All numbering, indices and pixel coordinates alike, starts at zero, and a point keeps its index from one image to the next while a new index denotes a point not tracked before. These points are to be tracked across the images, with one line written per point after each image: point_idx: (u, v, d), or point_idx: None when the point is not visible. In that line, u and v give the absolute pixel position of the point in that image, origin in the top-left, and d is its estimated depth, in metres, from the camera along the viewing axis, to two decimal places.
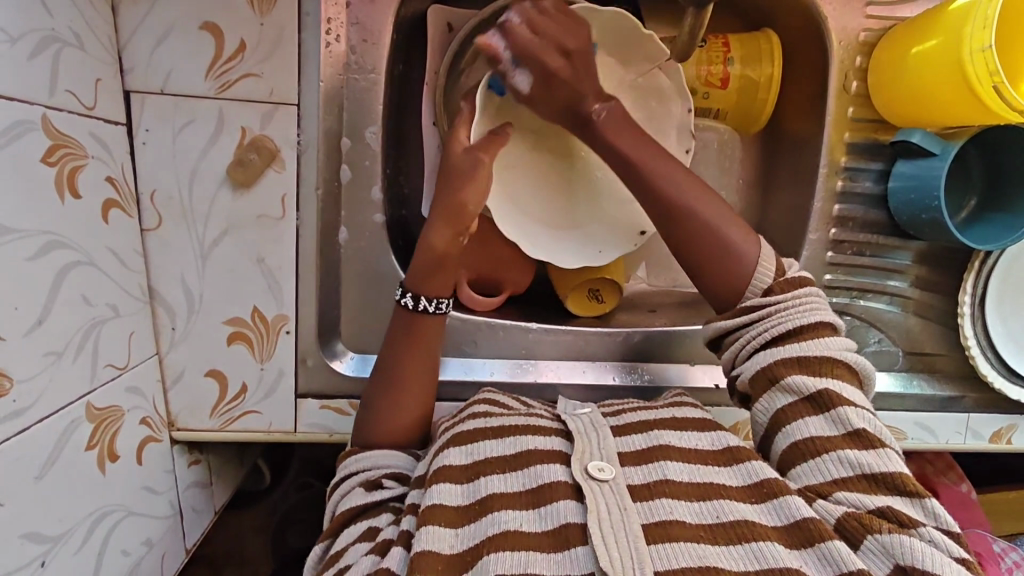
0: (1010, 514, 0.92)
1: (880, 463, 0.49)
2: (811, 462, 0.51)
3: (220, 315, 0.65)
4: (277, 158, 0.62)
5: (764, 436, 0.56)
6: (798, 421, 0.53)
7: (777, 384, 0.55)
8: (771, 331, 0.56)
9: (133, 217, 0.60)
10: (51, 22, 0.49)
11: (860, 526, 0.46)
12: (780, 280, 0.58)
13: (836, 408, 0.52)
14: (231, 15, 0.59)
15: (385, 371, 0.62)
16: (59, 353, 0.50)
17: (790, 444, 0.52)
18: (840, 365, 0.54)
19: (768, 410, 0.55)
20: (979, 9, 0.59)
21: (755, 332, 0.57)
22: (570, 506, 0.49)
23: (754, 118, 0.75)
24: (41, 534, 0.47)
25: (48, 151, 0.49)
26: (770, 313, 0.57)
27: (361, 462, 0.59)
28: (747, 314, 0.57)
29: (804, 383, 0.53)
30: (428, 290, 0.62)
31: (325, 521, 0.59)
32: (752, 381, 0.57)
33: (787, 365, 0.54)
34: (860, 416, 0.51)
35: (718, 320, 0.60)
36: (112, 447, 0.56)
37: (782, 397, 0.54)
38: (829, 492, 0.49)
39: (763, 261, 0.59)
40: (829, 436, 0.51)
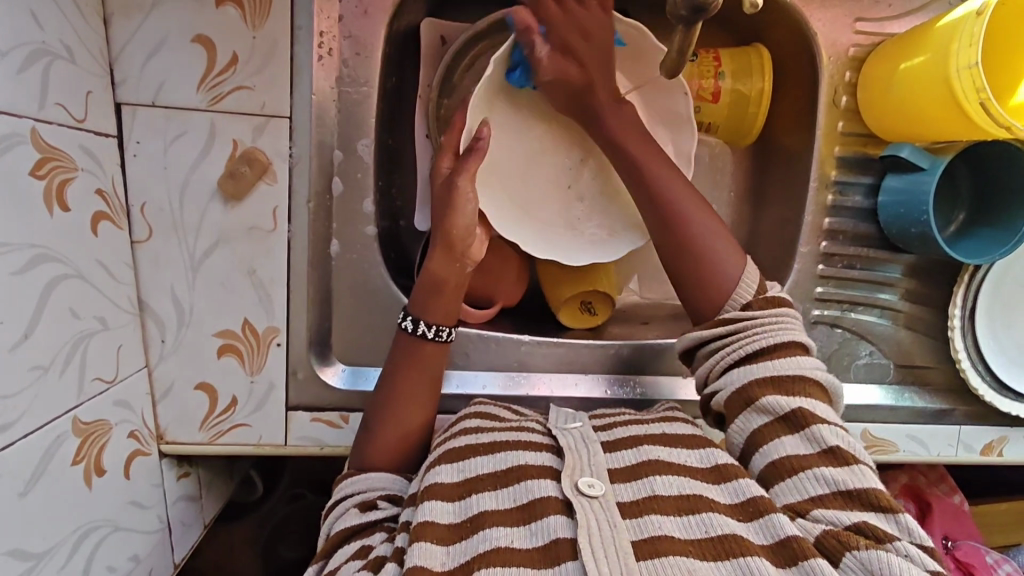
0: (1002, 526, 0.92)
1: (853, 479, 0.50)
2: (788, 480, 0.51)
3: (211, 328, 0.64)
4: (269, 170, 0.62)
5: (743, 456, 0.56)
6: (775, 440, 0.53)
7: (752, 405, 0.55)
8: (746, 348, 0.57)
9: (123, 230, 0.60)
10: (41, 35, 0.49)
11: (838, 543, 0.46)
12: (759, 297, 0.59)
13: (810, 425, 0.52)
14: (224, 28, 0.60)
15: (386, 402, 0.61)
16: (45, 368, 0.49)
17: (767, 464, 0.53)
18: (811, 383, 0.55)
19: (744, 430, 0.55)
20: (964, 27, 0.59)
21: (730, 348, 0.58)
22: (560, 521, 0.48)
23: (745, 132, 0.75)
24: (24, 552, 0.47)
25: (37, 164, 0.48)
26: (743, 332, 0.58)
27: (356, 483, 0.58)
28: (725, 329, 0.59)
29: (778, 403, 0.54)
30: (438, 317, 0.62)
31: (320, 541, 0.58)
32: (728, 402, 0.57)
33: (762, 386, 0.55)
34: (834, 434, 0.52)
35: (692, 334, 0.61)
36: (98, 462, 0.56)
37: (756, 417, 0.55)
38: (807, 509, 0.49)
39: (745, 279, 0.60)
40: (805, 454, 0.52)
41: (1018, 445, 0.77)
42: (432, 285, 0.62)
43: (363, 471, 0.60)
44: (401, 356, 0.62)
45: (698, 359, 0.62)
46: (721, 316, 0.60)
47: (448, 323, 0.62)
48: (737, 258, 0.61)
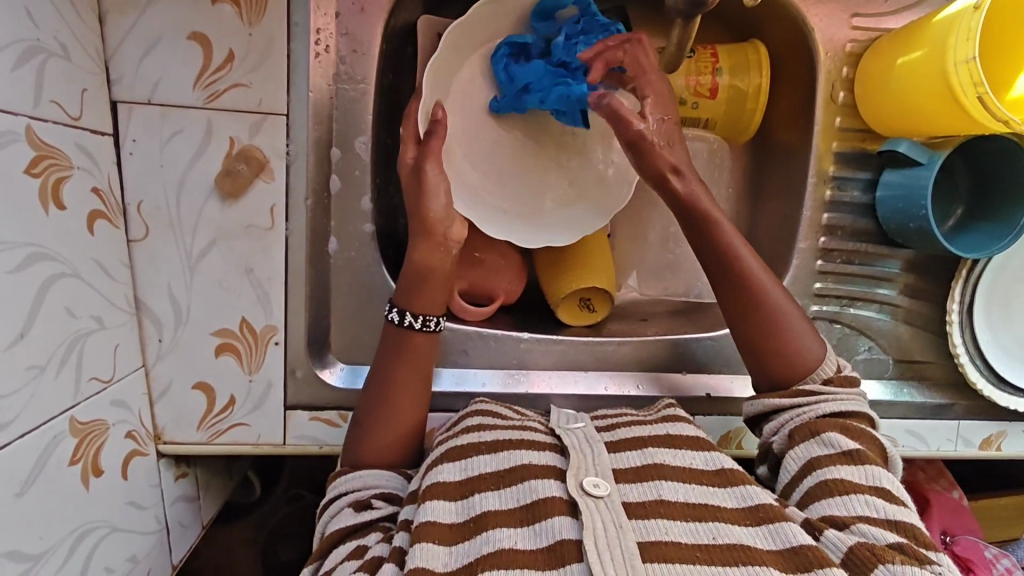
0: (998, 520, 0.92)
1: (902, 515, 0.50)
2: (836, 497, 0.52)
3: (208, 327, 0.64)
4: (266, 168, 0.62)
5: (789, 482, 0.56)
6: (831, 466, 0.54)
7: (816, 437, 0.56)
8: (820, 407, 0.58)
9: (120, 229, 0.60)
10: (36, 32, 0.49)
11: (874, 554, 0.46)
12: (839, 374, 0.61)
13: (869, 464, 0.53)
14: (219, 25, 0.59)
15: (378, 395, 0.61)
16: (42, 367, 0.49)
17: (819, 482, 0.53)
18: (875, 446, 0.57)
19: (802, 457, 0.56)
20: (961, 21, 0.59)
21: (803, 405, 0.59)
22: (564, 522, 0.48)
23: (741, 128, 0.75)
24: (22, 553, 0.46)
25: (32, 162, 0.48)
26: (822, 396, 0.59)
27: (352, 480, 0.58)
28: (803, 397, 0.59)
29: (841, 439, 0.55)
30: (415, 305, 0.61)
31: (315, 540, 0.58)
32: (790, 438, 0.58)
33: (830, 426, 0.56)
34: (889, 478, 0.53)
35: (768, 398, 0.61)
36: (96, 462, 0.55)
37: (816, 448, 0.55)
38: (849, 522, 0.49)
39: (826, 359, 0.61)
40: (856, 483, 0.52)
41: (1017, 440, 0.77)
42: (414, 274, 0.61)
43: (356, 468, 0.59)
44: (389, 347, 0.62)
45: (766, 422, 0.62)
46: (801, 388, 0.60)
47: (437, 313, 0.62)
48: (815, 335, 0.62)
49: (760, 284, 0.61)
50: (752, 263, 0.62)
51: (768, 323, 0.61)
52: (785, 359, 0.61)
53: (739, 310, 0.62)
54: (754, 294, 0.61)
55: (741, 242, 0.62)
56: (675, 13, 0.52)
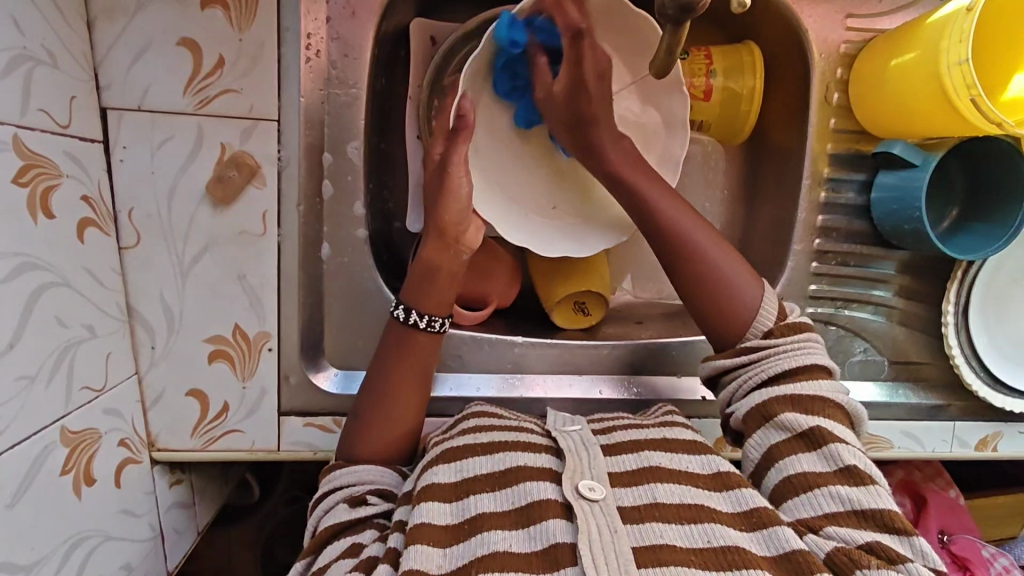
0: (996, 520, 0.93)
1: (870, 499, 0.50)
2: (801, 494, 0.51)
3: (201, 334, 0.64)
4: (258, 174, 0.62)
5: (755, 473, 0.56)
6: (791, 457, 0.53)
7: (770, 421, 0.55)
8: (766, 372, 0.57)
9: (111, 236, 0.60)
10: (23, 41, 0.48)
11: (848, 561, 0.46)
12: (780, 323, 0.59)
13: (827, 444, 0.52)
14: (209, 31, 0.59)
15: (378, 394, 0.60)
16: (32, 377, 0.49)
17: (783, 478, 0.53)
18: (832, 405, 0.55)
19: (761, 446, 0.55)
20: (954, 23, 0.59)
21: (752, 370, 0.58)
22: (558, 525, 0.48)
23: (736, 130, 0.75)
24: (13, 564, 0.46)
25: (20, 171, 0.48)
26: (765, 356, 0.57)
27: (342, 476, 0.58)
28: (747, 358, 0.58)
29: (798, 420, 0.54)
30: (412, 300, 0.61)
31: (307, 537, 0.57)
32: (745, 418, 0.57)
33: (781, 403, 0.55)
34: (851, 452, 0.52)
35: (715, 359, 0.60)
36: (88, 471, 0.55)
37: (775, 433, 0.55)
38: (819, 526, 0.49)
39: (765, 304, 0.60)
40: (820, 471, 0.52)
41: (1013, 440, 0.77)
42: (419, 273, 0.62)
43: (350, 463, 0.59)
44: (392, 345, 0.61)
45: (722, 384, 0.61)
46: (743, 346, 0.59)
47: (441, 313, 0.62)
48: (753, 279, 0.61)
49: (693, 240, 0.61)
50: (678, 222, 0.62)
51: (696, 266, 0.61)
52: (728, 317, 0.60)
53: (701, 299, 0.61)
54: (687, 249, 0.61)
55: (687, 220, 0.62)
56: (665, 17, 0.51)
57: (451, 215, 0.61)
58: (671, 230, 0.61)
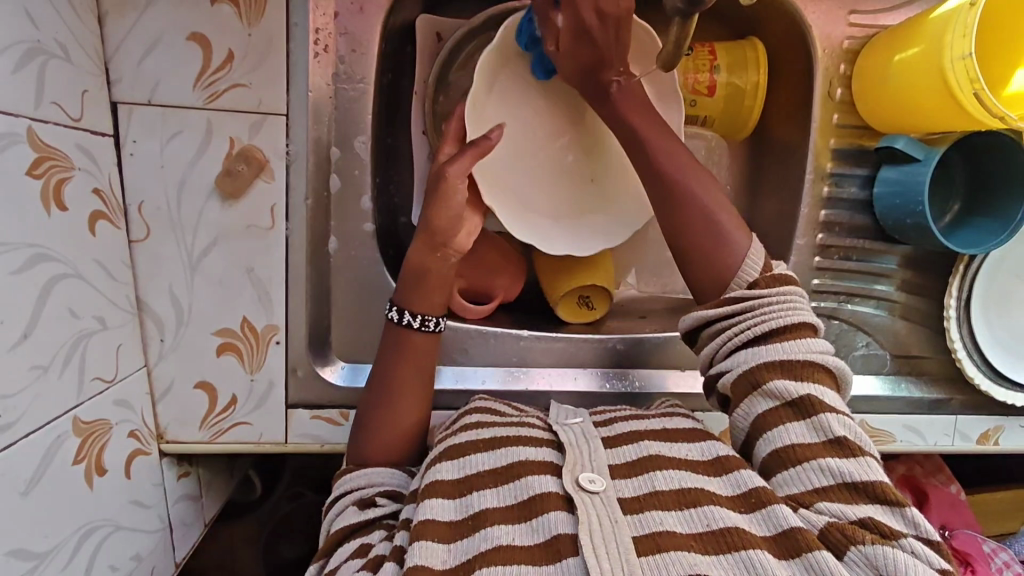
0: (996, 515, 0.93)
1: (859, 471, 0.50)
2: (791, 469, 0.51)
3: (210, 326, 0.64)
4: (266, 168, 0.62)
5: (746, 442, 0.56)
6: (779, 427, 0.52)
7: (758, 389, 0.54)
8: (752, 330, 0.56)
9: (121, 229, 0.60)
10: (37, 34, 0.49)
11: (843, 538, 0.46)
12: (765, 275, 0.58)
13: (817, 414, 0.52)
14: (219, 26, 0.59)
15: (383, 398, 0.61)
16: (44, 368, 0.49)
17: (772, 451, 0.52)
18: (820, 369, 0.54)
19: (748, 416, 0.55)
20: (958, 17, 0.60)
21: (736, 329, 0.57)
22: (560, 517, 0.49)
23: (738, 127, 0.76)
24: (27, 552, 0.47)
25: (34, 163, 0.48)
26: (749, 311, 0.56)
27: (354, 479, 0.59)
28: (731, 309, 0.57)
29: (786, 388, 0.53)
30: (413, 304, 0.62)
31: (320, 536, 0.58)
32: (732, 383, 0.56)
33: (770, 369, 0.54)
34: (839, 423, 0.52)
35: (699, 309, 0.59)
36: (99, 462, 0.56)
37: (763, 401, 0.54)
38: (811, 501, 0.49)
39: (751, 255, 0.59)
40: (809, 443, 0.51)
41: (1014, 434, 0.78)
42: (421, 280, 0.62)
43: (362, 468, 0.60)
44: (391, 345, 0.62)
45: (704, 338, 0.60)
46: (727, 296, 0.58)
47: (435, 312, 0.62)
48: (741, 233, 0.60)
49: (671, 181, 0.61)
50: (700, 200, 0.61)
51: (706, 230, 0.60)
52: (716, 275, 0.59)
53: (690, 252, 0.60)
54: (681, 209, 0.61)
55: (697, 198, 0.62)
56: (671, 11, 0.52)
57: (442, 222, 0.61)
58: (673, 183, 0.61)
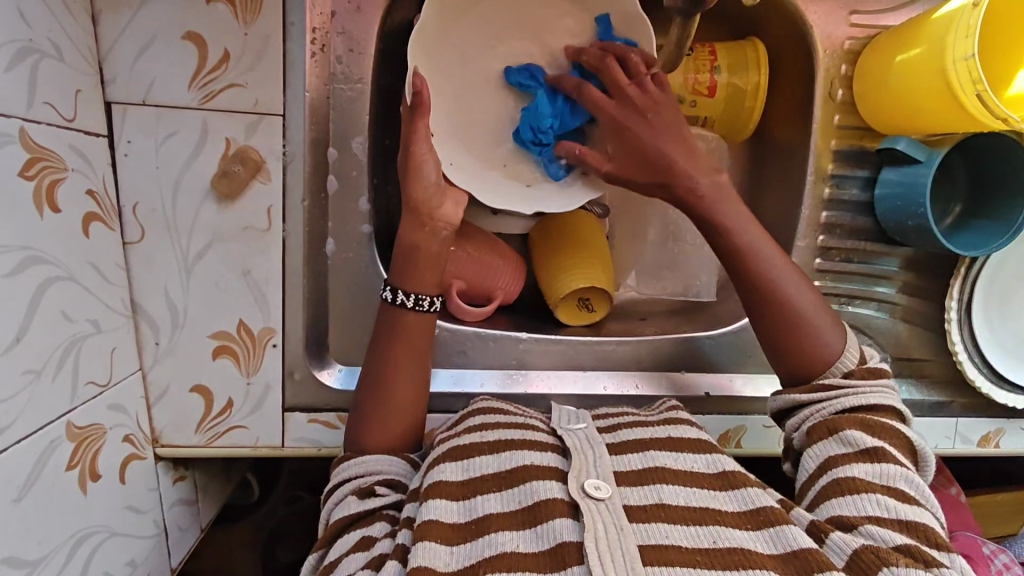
0: (996, 517, 0.93)
1: (913, 514, 0.50)
2: (847, 496, 0.51)
3: (205, 329, 0.64)
4: (263, 169, 0.62)
5: (806, 481, 0.56)
6: (846, 465, 0.54)
7: (835, 434, 0.56)
8: (844, 403, 0.58)
9: (115, 231, 0.59)
10: (29, 33, 0.48)
11: (877, 558, 0.46)
12: (861, 367, 0.60)
13: (884, 462, 0.53)
14: (215, 25, 0.59)
15: (382, 383, 0.61)
16: (37, 372, 0.48)
17: (831, 481, 0.53)
18: (899, 440, 0.56)
19: (819, 456, 0.56)
20: (960, 18, 0.59)
21: (827, 400, 0.58)
22: (565, 524, 0.48)
23: (740, 126, 0.75)
24: (19, 559, 0.46)
25: (26, 164, 0.48)
26: (846, 388, 0.58)
27: (354, 466, 0.58)
28: (825, 388, 0.59)
29: (860, 437, 0.55)
30: (404, 282, 0.62)
31: (320, 527, 0.57)
32: (808, 432, 0.58)
33: (849, 421, 0.56)
34: (904, 476, 0.53)
35: (790, 391, 0.60)
36: (93, 466, 0.55)
37: (836, 445, 0.55)
38: (858, 523, 0.49)
39: (849, 350, 0.60)
40: (870, 481, 0.52)
41: (1014, 437, 0.77)
42: (414, 259, 0.62)
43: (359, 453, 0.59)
44: (391, 330, 0.61)
45: (792, 414, 0.61)
46: (822, 381, 0.59)
47: (431, 292, 0.62)
48: (836, 326, 0.61)
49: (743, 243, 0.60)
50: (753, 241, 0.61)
51: (798, 328, 0.60)
52: (809, 359, 0.60)
53: (784, 325, 0.61)
54: (727, 240, 0.60)
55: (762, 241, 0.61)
56: (673, 12, 0.52)
57: (421, 194, 0.61)
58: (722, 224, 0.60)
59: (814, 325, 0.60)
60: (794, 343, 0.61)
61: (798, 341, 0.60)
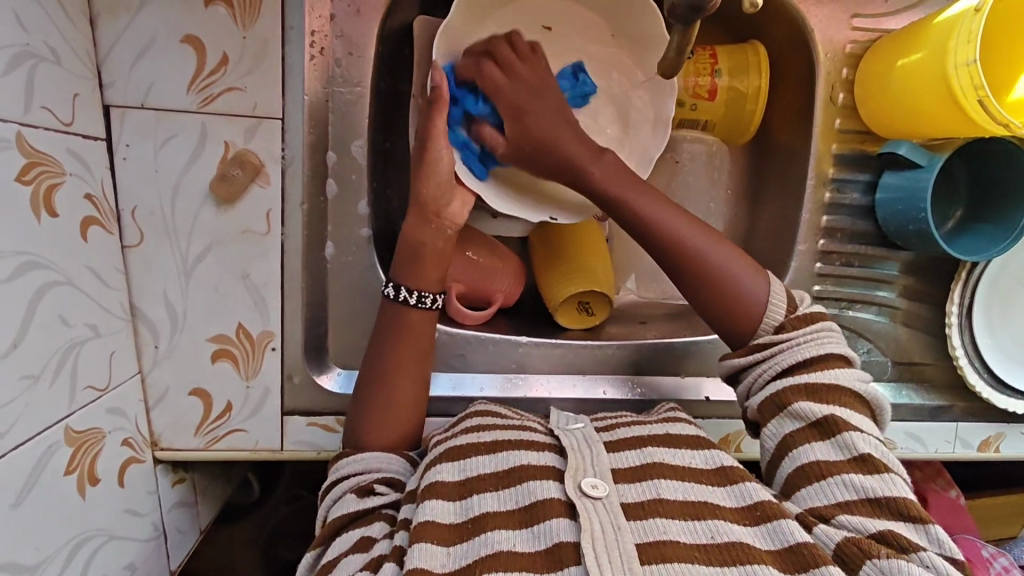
0: (996, 520, 0.93)
1: (883, 488, 0.49)
2: (815, 484, 0.51)
3: (204, 333, 0.64)
4: (261, 172, 0.61)
5: (772, 462, 0.55)
6: (805, 446, 0.53)
7: (785, 410, 0.55)
8: (781, 364, 0.56)
9: (114, 234, 0.59)
10: (26, 37, 0.48)
11: (858, 551, 0.46)
12: (791, 315, 0.58)
13: (842, 433, 0.52)
14: (213, 29, 0.58)
15: (380, 382, 0.61)
16: (35, 377, 0.48)
17: (796, 468, 0.52)
18: (847, 393, 0.55)
19: (775, 436, 0.55)
20: (962, 23, 0.59)
21: (765, 365, 0.57)
22: (561, 524, 0.48)
23: (739, 131, 0.75)
24: (17, 564, 0.46)
25: (23, 170, 0.47)
26: (780, 347, 0.57)
27: (352, 465, 0.58)
28: (762, 354, 0.58)
29: (812, 409, 0.53)
30: (409, 280, 0.62)
31: (317, 527, 0.57)
32: (762, 408, 0.57)
33: (796, 392, 0.55)
34: (865, 441, 0.51)
35: (731, 357, 0.60)
36: (92, 470, 0.55)
37: (790, 422, 0.54)
38: (831, 515, 0.49)
39: (774, 297, 0.59)
40: (834, 460, 0.51)
41: (1014, 441, 0.77)
42: (414, 261, 0.62)
43: (359, 451, 0.59)
44: (393, 336, 0.61)
45: (740, 380, 0.60)
46: (755, 342, 0.58)
47: (433, 288, 0.62)
48: (758, 274, 0.60)
49: (658, 223, 0.60)
50: (683, 226, 0.60)
51: (716, 282, 0.59)
52: (736, 315, 0.59)
53: (703, 281, 0.60)
54: (645, 226, 0.60)
55: (673, 216, 0.60)
56: (673, 18, 0.51)
57: (431, 190, 0.61)
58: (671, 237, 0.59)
59: (731, 273, 0.59)
60: (718, 294, 0.59)
61: (718, 293, 0.59)
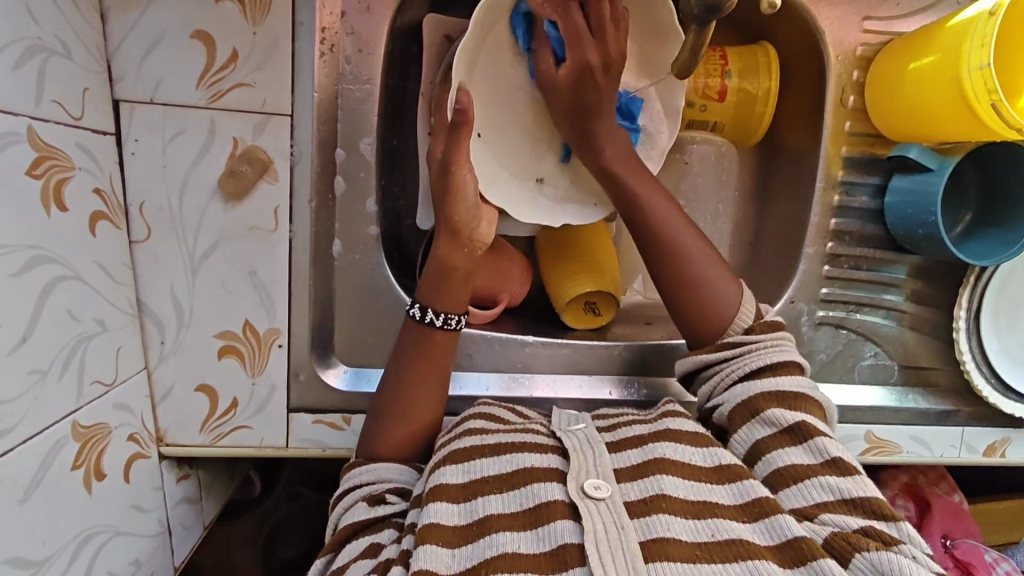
0: (999, 525, 0.93)
1: (856, 488, 0.50)
2: (792, 487, 0.51)
3: (211, 329, 0.63)
4: (270, 169, 0.61)
5: (744, 467, 0.55)
6: (778, 451, 0.53)
7: (756, 417, 0.56)
8: (746, 366, 0.59)
9: (122, 229, 0.59)
10: (38, 31, 0.48)
11: (848, 545, 0.46)
12: (760, 322, 0.61)
13: (813, 437, 0.53)
14: (224, 25, 0.58)
15: (390, 396, 0.60)
16: (44, 371, 0.48)
17: (773, 471, 0.53)
18: (812, 401, 0.56)
19: (747, 441, 0.55)
20: (975, 27, 0.59)
21: (728, 368, 0.60)
22: (567, 526, 0.48)
23: (750, 129, 0.75)
24: (24, 560, 0.46)
25: (34, 164, 0.47)
26: (748, 350, 0.59)
27: (363, 475, 0.58)
28: (729, 353, 0.60)
29: (781, 415, 0.54)
30: (432, 299, 0.61)
31: (326, 535, 0.57)
32: (730, 414, 0.58)
33: (766, 399, 0.56)
34: (835, 445, 0.52)
35: (697, 354, 0.62)
36: (98, 465, 0.55)
37: (761, 429, 0.55)
38: (814, 514, 0.49)
39: (745, 304, 0.62)
40: (808, 464, 0.52)
41: (1021, 446, 0.77)
42: (432, 269, 0.61)
43: (370, 462, 0.59)
44: (409, 346, 0.61)
45: (700, 380, 0.63)
46: (725, 341, 0.61)
47: (458, 310, 0.62)
48: (731, 280, 0.63)
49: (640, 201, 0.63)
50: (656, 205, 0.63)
51: (686, 286, 0.62)
52: (709, 320, 0.62)
53: (674, 280, 0.63)
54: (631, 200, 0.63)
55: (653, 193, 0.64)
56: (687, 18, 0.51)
57: (462, 215, 0.59)
58: (639, 221, 0.63)
59: (706, 278, 0.62)
60: (686, 292, 0.62)
61: (690, 296, 0.62)
